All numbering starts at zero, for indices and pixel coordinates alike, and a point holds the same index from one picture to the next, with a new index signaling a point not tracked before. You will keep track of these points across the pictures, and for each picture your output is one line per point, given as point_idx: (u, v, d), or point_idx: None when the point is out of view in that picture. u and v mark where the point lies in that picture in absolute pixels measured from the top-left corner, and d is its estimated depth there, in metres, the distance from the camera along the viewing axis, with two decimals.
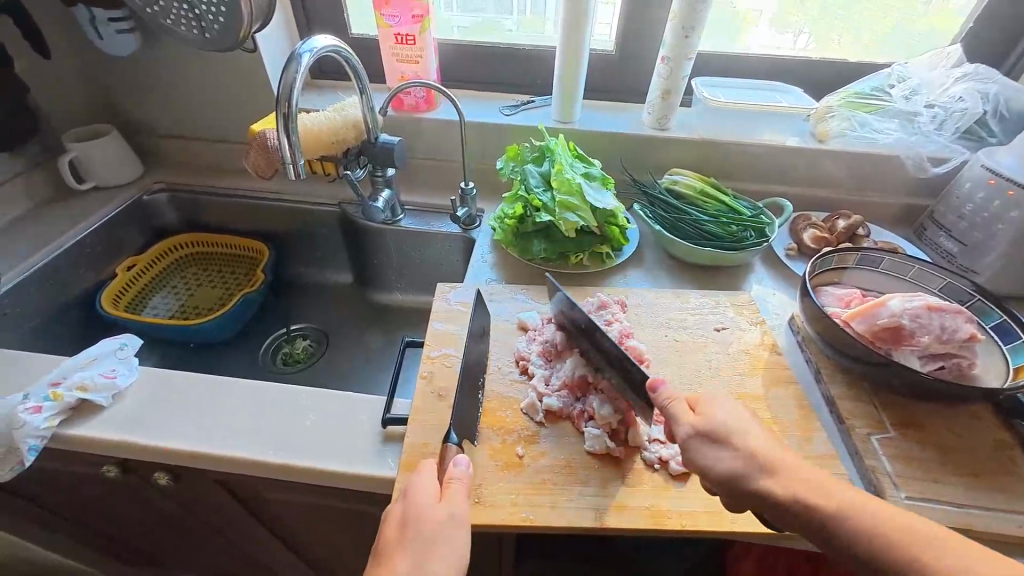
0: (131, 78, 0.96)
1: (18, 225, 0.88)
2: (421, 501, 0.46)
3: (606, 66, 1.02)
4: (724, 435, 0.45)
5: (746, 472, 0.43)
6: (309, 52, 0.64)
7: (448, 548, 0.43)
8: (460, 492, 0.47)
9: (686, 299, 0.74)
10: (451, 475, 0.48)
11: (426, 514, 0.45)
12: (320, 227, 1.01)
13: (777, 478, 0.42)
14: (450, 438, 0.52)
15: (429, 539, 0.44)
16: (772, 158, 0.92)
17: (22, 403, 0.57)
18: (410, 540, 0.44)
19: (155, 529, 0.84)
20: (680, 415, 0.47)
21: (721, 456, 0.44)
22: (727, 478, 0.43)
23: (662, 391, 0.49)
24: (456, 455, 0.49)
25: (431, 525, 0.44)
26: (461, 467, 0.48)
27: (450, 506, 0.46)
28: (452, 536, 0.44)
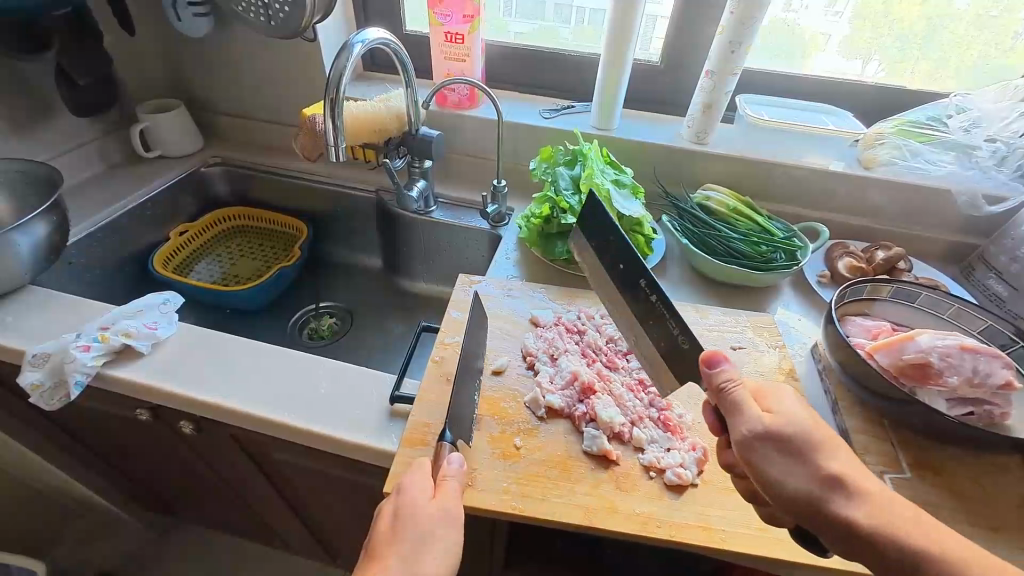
0: (202, 58, 1.03)
1: (90, 184, 0.97)
2: (414, 499, 0.46)
3: (649, 78, 1.02)
4: (806, 445, 0.41)
5: (822, 492, 0.40)
6: (361, 42, 0.67)
7: (440, 543, 0.44)
8: (452, 489, 0.48)
9: (705, 315, 0.73)
10: (445, 473, 0.49)
11: (420, 511, 0.46)
12: (357, 212, 1.06)
13: (864, 503, 0.39)
14: (445, 437, 0.52)
15: (420, 535, 0.44)
16: (812, 182, 0.90)
17: (75, 340, 0.62)
18: (402, 538, 0.44)
19: (175, 477, 0.90)
20: (746, 405, 0.43)
21: (795, 471, 0.41)
22: (803, 494, 0.40)
23: (723, 372, 0.44)
24: (449, 453, 0.50)
25: (424, 521, 0.45)
26: (455, 465, 0.49)
27: (445, 503, 0.47)
28: (443, 531, 0.45)
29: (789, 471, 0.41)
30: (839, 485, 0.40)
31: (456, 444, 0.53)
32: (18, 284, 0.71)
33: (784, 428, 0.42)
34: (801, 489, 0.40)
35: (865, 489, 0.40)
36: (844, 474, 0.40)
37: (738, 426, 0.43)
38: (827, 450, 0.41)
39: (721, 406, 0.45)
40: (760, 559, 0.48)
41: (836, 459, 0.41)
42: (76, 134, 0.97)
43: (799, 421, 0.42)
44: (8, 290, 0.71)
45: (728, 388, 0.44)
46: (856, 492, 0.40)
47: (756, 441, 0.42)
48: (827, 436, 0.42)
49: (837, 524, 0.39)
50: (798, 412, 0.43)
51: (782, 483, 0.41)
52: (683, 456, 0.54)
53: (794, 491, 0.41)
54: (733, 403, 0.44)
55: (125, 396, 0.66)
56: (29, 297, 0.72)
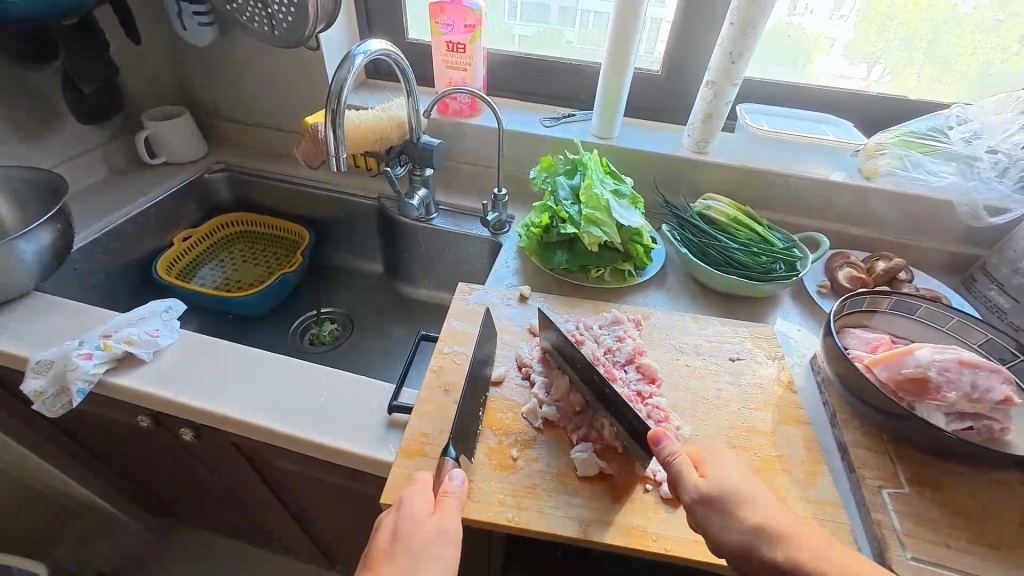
0: (207, 66, 1.04)
1: (94, 190, 0.98)
2: (414, 515, 0.47)
3: (650, 86, 1.02)
4: (735, 502, 0.44)
5: (755, 543, 0.42)
6: (362, 53, 0.68)
7: (438, 562, 0.45)
8: (452, 506, 0.48)
9: (704, 325, 0.73)
10: (446, 488, 0.49)
11: (419, 528, 0.46)
12: (359, 219, 1.07)
13: (792, 549, 0.42)
14: (448, 452, 0.51)
15: (419, 552, 0.45)
16: (812, 191, 0.90)
17: (77, 348, 0.63)
18: (400, 554, 0.44)
19: (176, 481, 0.90)
20: (685, 474, 0.46)
21: (728, 525, 0.43)
22: (741, 549, 0.43)
23: (666, 447, 0.47)
24: (452, 469, 0.51)
25: (423, 539, 0.45)
26: (457, 482, 0.50)
27: (443, 521, 0.47)
28: (441, 549, 0.45)
29: (722, 526, 0.43)
30: (768, 535, 0.42)
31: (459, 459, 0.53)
32: (22, 290, 0.72)
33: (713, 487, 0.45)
34: (738, 543, 0.43)
35: (794, 536, 0.42)
36: (767, 522, 0.43)
37: (682, 492, 0.46)
38: (758, 505, 0.44)
39: (667, 476, 0.48)
40: None
41: (766, 512, 0.44)
42: (82, 140, 0.98)
43: (729, 483, 0.46)
44: (13, 296, 0.72)
45: (673, 461, 0.47)
46: (781, 538, 0.42)
47: (695, 504, 0.45)
48: (758, 496, 0.45)
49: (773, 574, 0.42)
50: (728, 474, 0.46)
51: (721, 540, 0.43)
52: None
53: (734, 544, 0.43)
54: (676, 474, 0.47)
55: (126, 402, 0.66)
56: (34, 304, 0.73)
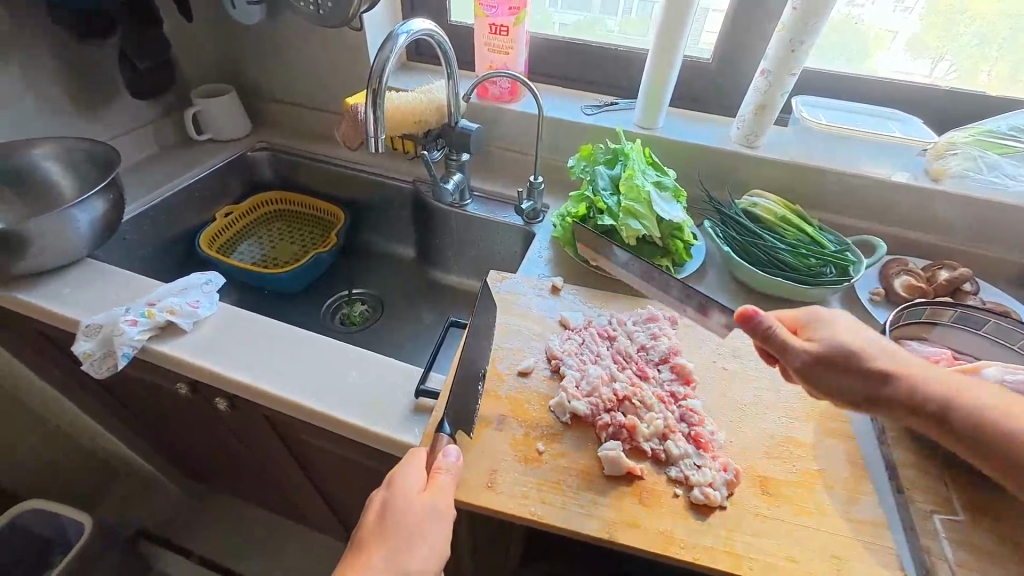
0: (254, 45, 1.06)
1: (145, 164, 1.01)
2: (406, 492, 0.46)
3: (700, 75, 0.97)
4: (852, 358, 0.48)
5: (871, 393, 0.48)
6: (405, 33, 0.67)
7: (428, 539, 0.45)
8: (446, 484, 0.47)
9: (744, 328, 0.69)
10: (439, 465, 0.48)
11: (410, 506, 0.45)
12: (393, 202, 1.07)
13: (916, 397, 0.46)
14: (443, 428, 0.52)
15: (409, 532, 0.45)
16: (870, 192, 0.84)
17: (124, 315, 0.66)
18: (389, 533, 0.45)
19: (209, 448, 0.94)
20: (791, 343, 0.49)
21: (847, 379, 0.48)
22: (860, 393, 0.48)
23: (761, 322, 0.49)
24: (447, 446, 0.50)
25: (413, 517, 0.45)
26: (451, 459, 0.49)
27: (435, 500, 0.46)
28: (433, 528, 0.45)
29: (842, 382, 0.48)
30: (888, 380, 0.47)
31: (454, 435, 0.53)
32: (77, 257, 0.76)
33: (827, 351, 0.48)
34: (855, 391, 0.48)
35: (914, 376, 0.47)
36: (895, 369, 0.47)
37: (792, 359, 0.49)
38: (875, 358, 0.48)
39: (770, 349, 0.50)
40: None
41: (881, 360, 0.48)
42: (135, 115, 1.01)
43: (842, 341, 0.48)
44: (68, 262, 0.75)
45: (772, 331, 0.49)
46: (902, 381, 0.47)
47: (809, 367, 0.49)
48: (872, 343, 0.49)
49: (898, 408, 0.47)
50: (839, 334, 0.49)
51: (840, 394, 0.48)
52: (714, 475, 0.51)
53: (852, 396, 0.48)
54: (779, 343, 0.49)
55: (166, 369, 0.69)
56: (86, 270, 0.76)
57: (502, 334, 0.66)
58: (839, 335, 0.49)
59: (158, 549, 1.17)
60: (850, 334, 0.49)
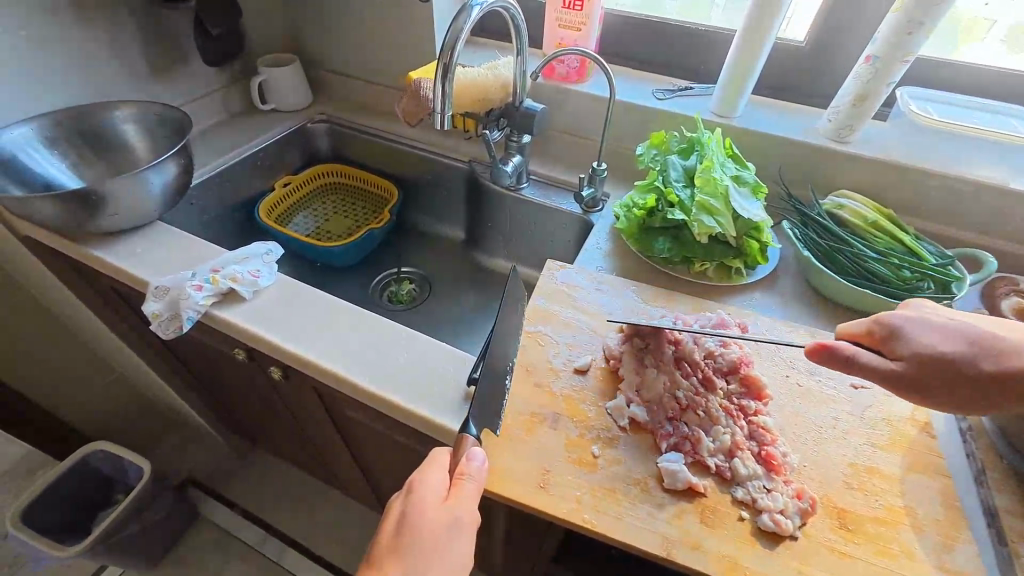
0: (321, 15, 1.06)
1: (212, 131, 1.04)
2: (426, 499, 0.45)
3: (789, 60, 0.88)
4: (950, 364, 0.46)
5: (989, 393, 0.45)
6: (479, 5, 0.64)
7: (448, 551, 0.43)
8: (469, 491, 0.45)
9: (823, 342, 0.63)
10: (463, 470, 0.46)
11: (428, 514, 0.44)
12: (448, 182, 1.05)
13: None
14: (469, 429, 0.49)
15: (428, 543, 0.43)
16: (980, 201, 0.74)
17: (190, 280, 0.68)
18: (406, 544, 0.43)
19: (258, 410, 0.97)
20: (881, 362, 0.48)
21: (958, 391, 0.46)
22: (974, 398, 0.45)
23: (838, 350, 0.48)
24: (471, 449, 0.47)
25: (431, 526, 0.43)
26: (476, 464, 0.47)
27: (457, 508, 0.45)
28: (453, 539, 0.43)
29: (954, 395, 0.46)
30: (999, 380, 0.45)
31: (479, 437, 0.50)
32: (149, 219, 0.78)
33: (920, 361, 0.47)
34: (970, 396, 0.46)
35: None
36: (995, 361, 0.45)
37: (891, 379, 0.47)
38: (969, 359, 0.46)
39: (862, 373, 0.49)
40: None
41: (985, 359, 0.46)
42: (206, 82, 1.04)
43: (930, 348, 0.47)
44: (141, 223, 0.78)
45: (854, 358, 0.48)
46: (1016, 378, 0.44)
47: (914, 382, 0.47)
48: (963, 343, 0.47)
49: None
50: (923, 340, 0.48)
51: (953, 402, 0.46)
52: (786, 502, 0.47)
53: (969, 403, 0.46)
54: (868, 366, 0.48)
55: (226, 335, 0.70)
56: (157, 232, 0.79)
57: (558, 327, 0.63)
58: (927, 342, 0.48)
59: (206, 498, 1.24)
60: (939, 336, 0.48)
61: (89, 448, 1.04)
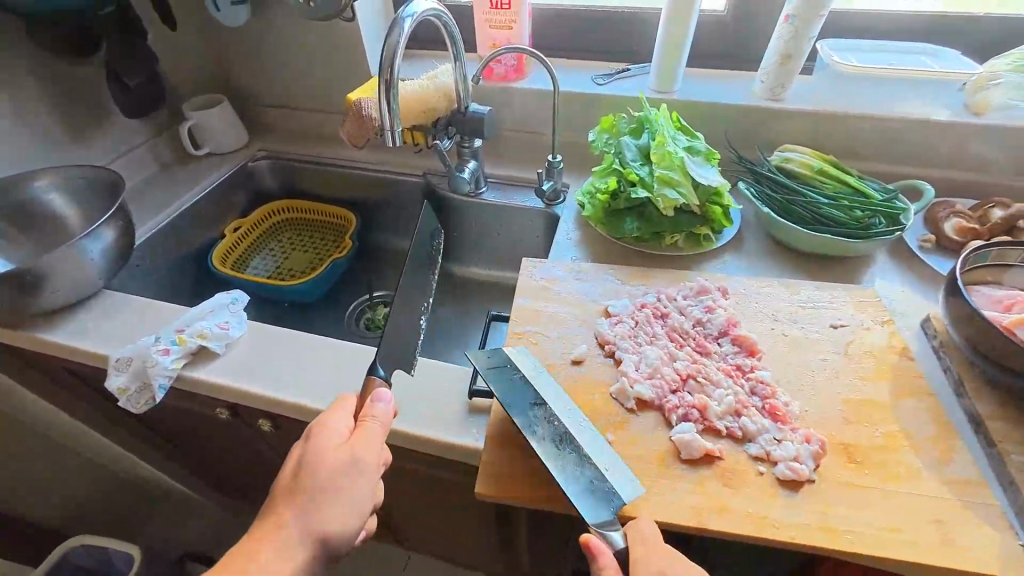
0: (243, 50, 1.02)
1: (146, 185, 0.98)
2: (326, 442, 0.47)
3: (714, 30, 0.92)
4: None
5: None
6: (411, 16, 0.63)
7: (346, 489, 0.46)
8: (374, 430, 0.48)
9: (797, 291, 0.66)
10: (370, 412, 0.49)
11: (327, 455, 0.46)
12: (405, 198, 1.04)
13: None
14: (377, 372, 0.53)
15: (327, 482, 0.45)
16: (908, 135, 0.80)
17: (155, 344, 0.63)
18: (304, 486, 0.45)
19: (248, 466, 0.92)
20: None
21: None
22: None
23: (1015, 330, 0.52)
24: (378, 391, 0.50)
25: (330, 467, 0.45)
26: (382, 405, 0.49)
27: (359, 447, 0.47)
28: (351, 479, 0.46)
29: None
30: None
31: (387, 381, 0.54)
32: (94, 289, 0.73)
33: None
34: None
35: None
36: None
37: None
38: None
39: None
40: (896, 562, 0.44)
41: None
42: (131, 135, 0.98)
43: None
44: (85, 295, 0.72)
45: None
46: None
47: None
48: None
49: None
50: None
51: None
52: (798, 449, 0.49)
53: None
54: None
55: (203, 396, 0.66)
56: (105, 302, 0.73)
57: (547, 323, 0.63)
58: None
59: None
60: None
61: (68, 543, 0.96)
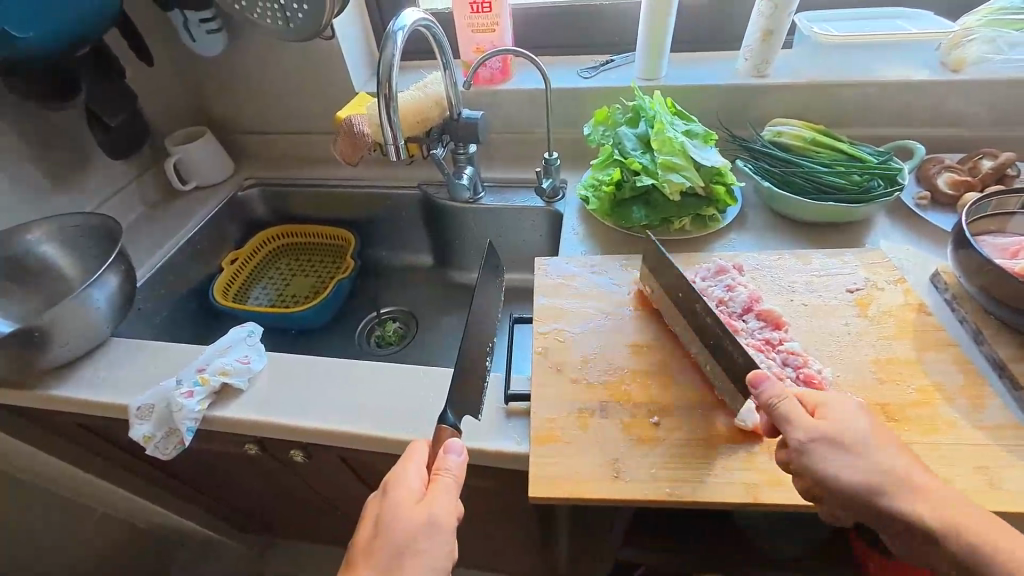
0: (221, 78, 1.00)
1: (136, 227, 0.95)
2: (403, 499, 0.46)
3: (691, 13, 0.93)
4: None
5: None
6: (402, 28, 0.62)
7: (423, 550, 0.44)
8: (447, 484, 0.47)
9: (808, 261, 0.67)
10: (442, 465, 0.48)
11: (404, 514, 0.45)
12: (403, 212, 1.03)
13: None
14: (447, 420, 0.52)
15: (405, 541, 0.44)
16: (891, 98, 0.82)
17: (177, 388, 0.61)
18: (383, 545, 0.44)
19: (275, 499, 0.91)
20: None
21: None
22: None
23: None
24: (449, 442, 0.49)
25: (407, 527, 0.45)
26: (453, 457, 0.48)
27: (433, 504, 0.46)
28: (429, 538, 0.45)
29: None
30: None
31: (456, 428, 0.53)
32: (101, 338, 0.70)
33: None
34: None
35: None
36: None
37: None
38: None
39: None
40: None
41: None
42: (114, 177, 0.95)
43: None
44: (94, 346, 0.70)
45: None
46: None
47: None
48: None
49: None
50: None
51: None
52: None
53: None
54: None
55: (231, 434, 0.65)
56: (114, 350, 0.71)
57: (571, 320, 0.63)
58: None
59: None
60: None
61: None
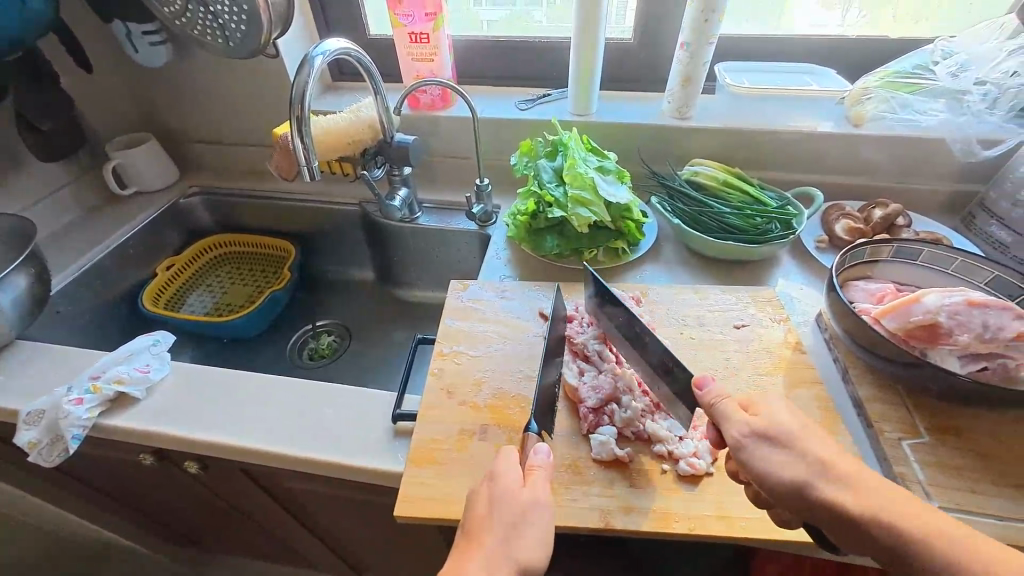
0: (168, 88, 1.01)
1: (69, 229, 0.95)
2: (510, 484, 0.45)
3: (624, 56, 0.99)
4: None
5: None
6: (321, 54, 0.65)
7: (534, 528, 0.44)
8: (543, 479, 0.46)
9: (705, 296, 0.71)
10: (534, 463, 0.47)
11: (514, 495, 0.44)
12: (344, 226, 1.05)
13: None
14: (531, 427, 0.51)
15: (517, 521, 0.43)
16: (800, 146, 0.88)
17: (66, 395, 0.62)
18: (495, 521, 0.43)
19: (191, 511, 0.89)
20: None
21: None
22: None
23: None
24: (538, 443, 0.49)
25: (519, 506, 0.44)
26: (543, 455, 0.48)
27: (535, 491, 0.45)
28: (538, 518, 0.44)
29: None
30: None
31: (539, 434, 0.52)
32: (5, 341, 0.70)
33: None
34: None
35: None
36: None
37: None
38: None
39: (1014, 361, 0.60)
40: (783, 541, 0.47)
41: None
42: (50, 179, 0.95)
43: None
44: None
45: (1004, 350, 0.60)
46: None
47: None
48: None
49: None
50: None
51: None
52: (696, 445, 0.53)
53: None
54: None
55: (127, 443, 0.65)
56: (19, 353, 0.71)
57: (471, 343, 0.65)
58: None
59: None
60: None
61: None
